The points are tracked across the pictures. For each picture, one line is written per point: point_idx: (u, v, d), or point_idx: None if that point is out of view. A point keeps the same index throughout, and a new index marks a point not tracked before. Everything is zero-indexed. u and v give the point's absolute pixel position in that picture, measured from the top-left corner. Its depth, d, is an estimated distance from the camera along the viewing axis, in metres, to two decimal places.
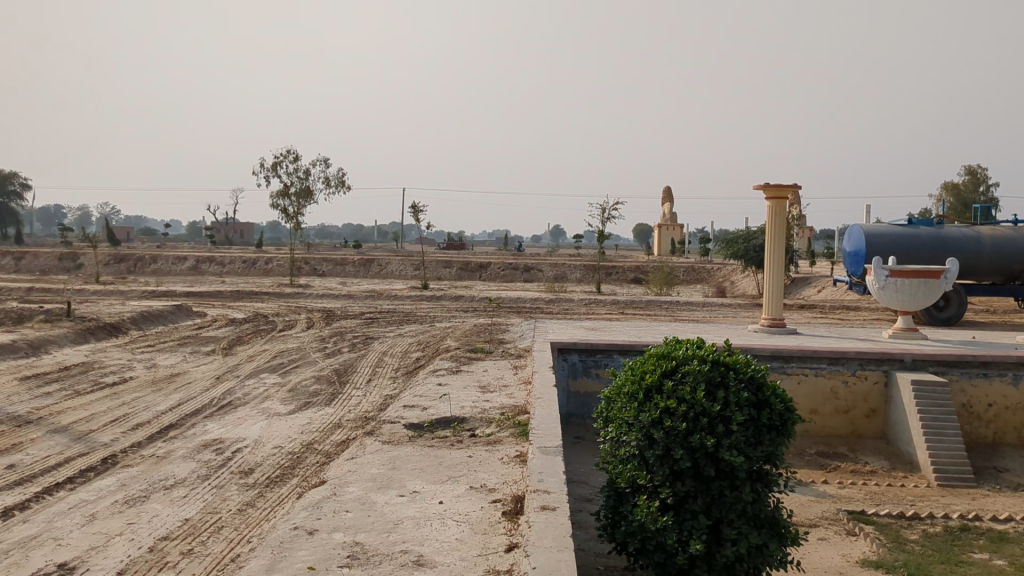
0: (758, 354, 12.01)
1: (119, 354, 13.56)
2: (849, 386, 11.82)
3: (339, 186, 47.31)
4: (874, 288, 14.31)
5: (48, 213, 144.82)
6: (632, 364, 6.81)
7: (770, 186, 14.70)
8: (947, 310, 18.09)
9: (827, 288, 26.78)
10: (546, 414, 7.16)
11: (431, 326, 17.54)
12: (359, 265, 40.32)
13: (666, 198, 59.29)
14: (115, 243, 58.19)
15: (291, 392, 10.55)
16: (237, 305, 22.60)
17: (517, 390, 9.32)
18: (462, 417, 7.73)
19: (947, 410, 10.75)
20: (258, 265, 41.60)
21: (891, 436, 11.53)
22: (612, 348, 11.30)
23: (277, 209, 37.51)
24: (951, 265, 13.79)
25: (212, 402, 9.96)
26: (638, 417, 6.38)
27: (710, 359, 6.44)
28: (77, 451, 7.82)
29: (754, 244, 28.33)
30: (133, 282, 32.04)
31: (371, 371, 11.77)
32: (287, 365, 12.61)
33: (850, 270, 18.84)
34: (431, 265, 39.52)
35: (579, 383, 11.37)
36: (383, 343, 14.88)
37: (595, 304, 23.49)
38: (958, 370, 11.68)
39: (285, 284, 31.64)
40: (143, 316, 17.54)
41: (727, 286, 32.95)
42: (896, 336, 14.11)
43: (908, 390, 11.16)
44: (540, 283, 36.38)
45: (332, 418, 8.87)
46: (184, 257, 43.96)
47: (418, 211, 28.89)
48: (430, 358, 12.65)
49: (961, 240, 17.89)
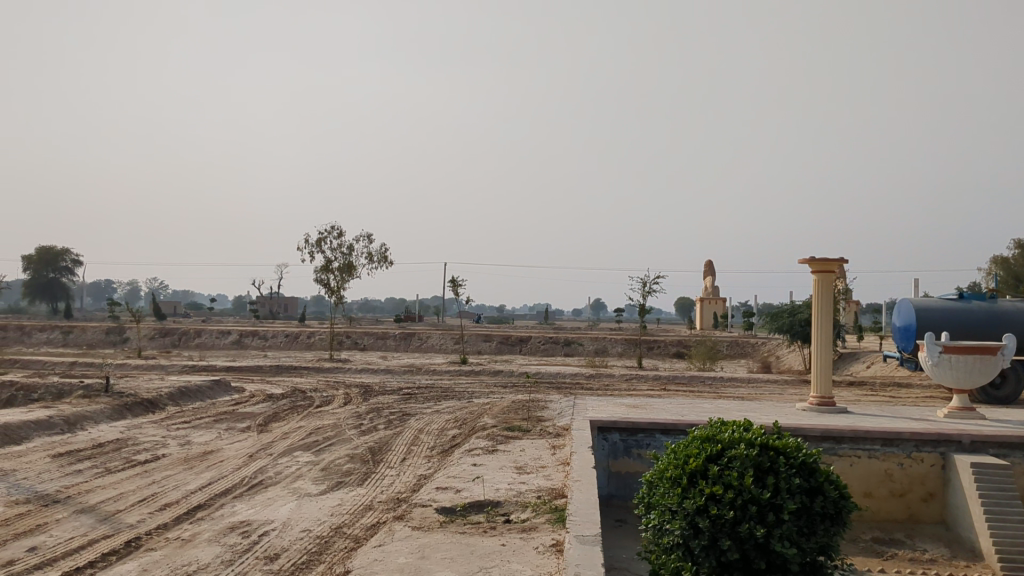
0: (806, 434, 11.54)
1: (153, 430, 13.42)
2: (905, 468, 11.27)
3: (381, 261, 47.68)
4: (927, 365, 13.78)
5: (98, 289, 148.04)
6: (675, 447, 6.46)
7: (816, 260, 14.37)
8: (1004, 387, 17.42)
9: (877, 363, 26.05)
10: (585, 498, 6.82)
11: (469, 403, 17.23)
12: (399, 340, 40.27)
13: (708, 272, 58.95)
14: (161, 317, 58.97)
15: (323, 471, 10.30)
16: (275, 380, 22.50)
17: (555, 471, 8.96)
18: (496, 501, 7.39)
19: (1010, 494, 10.17)
20: (299, 339, 41.73)
21: (950, 521, 10.92)
22: (654, 427, 10.89)
23: (320, 283, 37.77)
24: (1008, 341, 13.23)
25: (243, 481, 9.73)
26: (682, 503, 6.01)
27: (758, 443, 6.10)
28: (101, 533, 7.61)
29: (799, 318, 27.76)
30: (176, 357, 32.20)
31: (406, 450, 11.49)
32: (321, 443, 12.37)
33: (900, 345, 18.28)
34: (471, 339, 39.33)
35: (620, 463, 10.96)
36: (420, 419, 14.60)
37: (637, 379, 23.05)
38: (1020, 453, 11.09)
39: (324, 359, 31.59)
40: (181, 392, 17.46)
41: (772, 361, 32.28)
42: (952, 416, 13.52)
43: (968, 473, 10.60)
44: (580, 357, 35.97)
45: (363, 499, 8.57)
46: (227, 331, 44.27)
47: (459, 285, 28.88)
48: (466, 436, 12.32)
49: (1016, 315, 17.30)
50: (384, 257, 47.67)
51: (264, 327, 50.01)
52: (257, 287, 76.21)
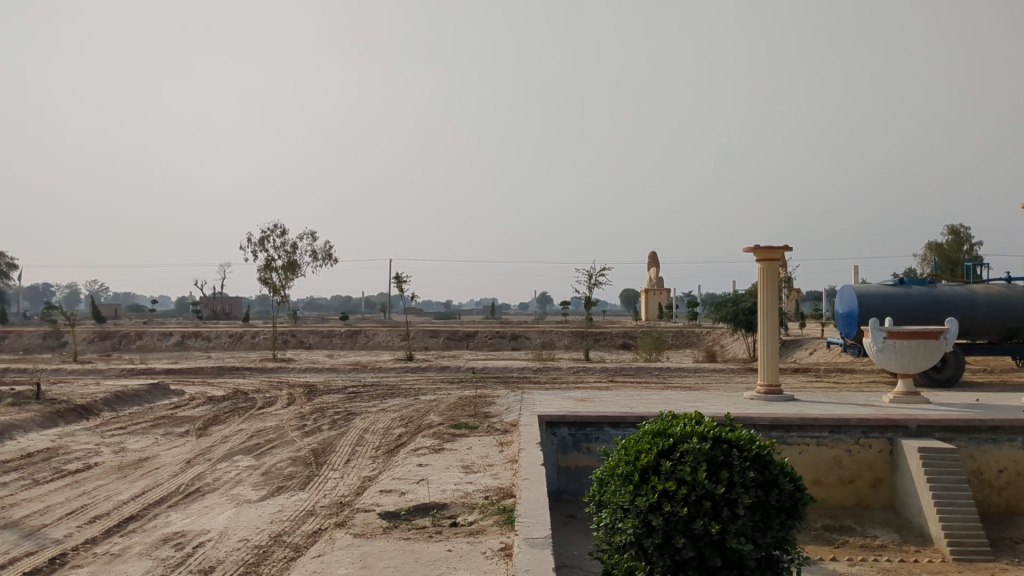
0: (756, 423, 11.45)
1: (87, 438, 12.86)
2: (853, 455, 11.25)
3: (326, 259, 47.12)
4: (872, 351, 13.83)
5: (35, 292, 144.85)
6: (626, 442, 6.26)
7: (760, 249, 14.37)
8: (944, 370, 17.65)
9: (820, 350, 26.24)
10: (533, 498, 6.59)
11: (415, 400, 16.93)
12: (346, 338, 39.76)
13: (652, 263, 59.35)
14: (100, 319, 57.50)
15: (264, 475, 9.92)
16: (217, 382, 21.93)
17: (502, 470, 8.71)
18: (442, 503, 7.12)
19: (958, 478, 10.17)
20: (243, 339, 40.92)
21: (898, 507, 10.94)
22: (603, 421, 10.71)
23: (263, 282, 37.09)
24: (951, 325, 13.28)
25: (179, 489, 9.33)
26: (634, 501, 5.82)
27: (711, 436, 5.94)
28: (25, 549, 7.18)
29: (742, 307, 27.91)
30: (116, 360, 31.33)
31: (350, 451, 11.14)
32: (262, 446, 11.95)
33: (843, 331, 18.40)
34: (418, 335, 38.95)
35: (569, 458, 10.74)
36: (365, 419, 14.27)
37: (585, 372, 22.91)
38: (966, 436, 11.16)
39: (267, 359, 30.94)
40: (116, 397, 16.85)
41: (717, 351, 32.46)
42: (897, 401, 13.59)
43: (915, 457, 10.61)
44: (528, 351, 35.84)
45: (304, 505, 8.26)
46: (169, 333, 43.21)
47: (404, 281, 28.54)
48: (412, 434, 12.01)
49: (955, 299, 17.50)
50: (328, 254, 47.16)
51: (207, 327, 49.03)
52: (200, 287, 74.78)
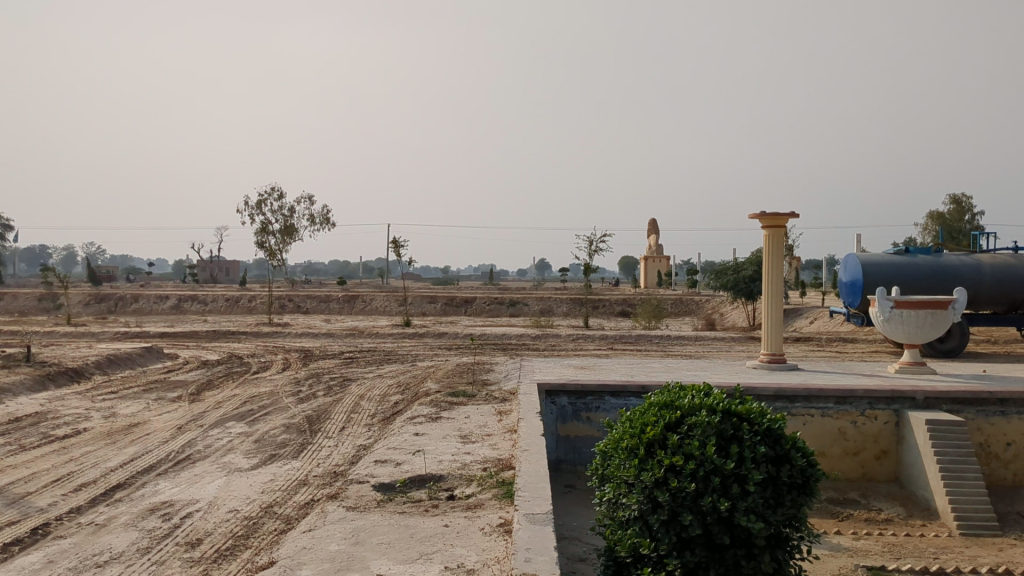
0: (760, 393, 11.21)
1: (77, 403, 12.63)
2: (858, 427, 11.02)
3: (323, 223, 46.83)
4: (878, 321, 13.57)
5: (32, 254, 144.62)
6: (631, 415, 6.01)
7: (767, 216, 14.05)
8: (948, 341, 17.43)
9: (821, 320, 25.99)
10: (534, 470, 6.33)
11: (412, 366, 16.71)
12: (343, 302, 39.52)
13: (652, 230, 59.01)
14: (97, 282, 57.20)
15: (257, 443, 9.67)
16: (211, 346, 21.67)
17: (501, 440, 8.47)
18: (439, 475, 6.88)
19: (965, 451, 9.94)
20: (240, 303, 40.68)
21: (904, 480, 10.73)
22: (604, 390, 10.44)
23: (260, 246, 36.77)
24: (959, 295, 13.01)
25: (169, 456, 9.09)
26: (639, 476, 5.59)
27: (720, 409, 5.69)
28: (7, 518, 6.93)
29: (743, 275, 27.61)
30: (111, 323, 31.14)
31: (345, 418, 10.89)
32: (256, 412, 11.72)
33: (847, 300, 18.13)
34: (416, 301, 38.71)
35: (569, 427, 10.51)
36: (361, 385, 14.05)
37: (584, 339, 22.66)
38: (973, 409, 10.93)
39: (265, 323, 30.69)
40: (109, 361, 16.61)
41: (716, 319, 32.25)
42: (903, 371, 13.37)
43: (922, 431, 10.37)
44: (526, 317, 35.61)
45: (297, 474, 8.02)
46: (166, 295, 42.97)
47: (400, 245, 28.19)
48: (409, 402, 11.78)
49: (961, 268, 17.21)
50: (326, 217, 46.87)
51: (203, 291, 48.74)
52: (198, 251, 74.31)
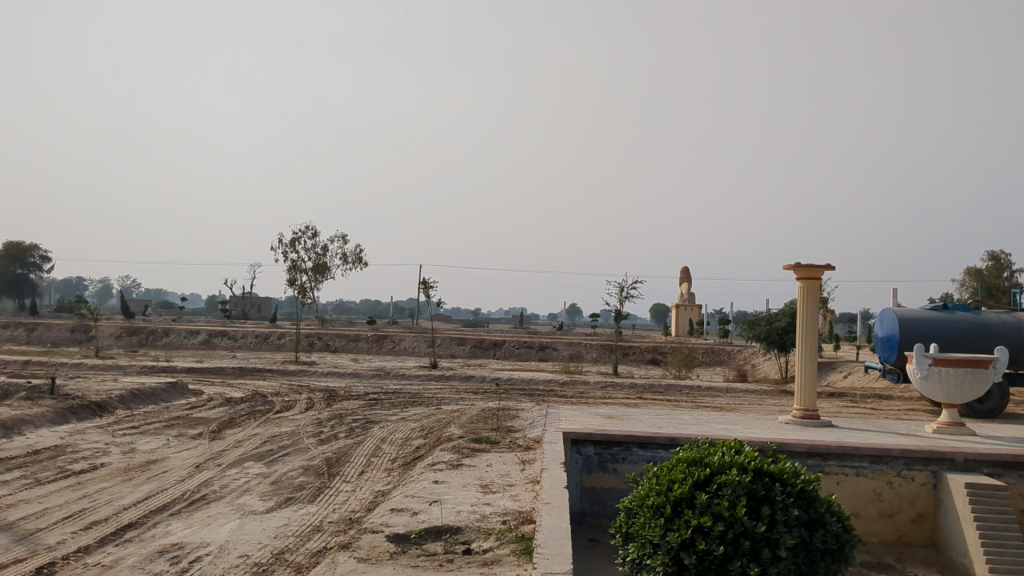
0: (792, 450, 10.85)
1: (97, 437, 12.52)
2: (894, 488, 10.60)
3: (356, 262, 47.06)
4: (915, 378, 13.16)
5: (68, 286, 146.65)
6: (658, 471, 5.74)
7: (802, 267, 13.77)
8: (988, 401, 16.93)
9: (855, 375, 25.46)
10: (555, 526, 6.08)
11: (436, 410, 16.47)
12: (372, 342, 39.49)
13: (683, 278, 58.70)
14: (130, 315, 57.65)
15: (273, 485, 9.47)
16: (237, 383, 21.59)
17: (523, 491, 8.21)
18: (455, 527, 6.64)
19: (1007, 517, 9.48)
20: (269, 340, 40.78)
21: (942, 545, 10.27)
22: (630, 441, 10.12)
23: (292, 283, 36.91)
24: (1000, 354, 12.60)
25: (183, 496, 8.91)
26: (665, 537, 5.30)
27: (751, 469, 5.42)
28: (13, 555, 6.77)
29: (775, 327, 27.18)
30: (142, 356, 31.21)
31: (365, 462, 10.67)
32: (276, 452, 11.54)
33: (883, 355, 17.71)
34: (444, 343, 38.57)
35: (594, 479, 10.19)
36: (384, 428, 13.85)
37: (612, 387, 22.32)
38: (1015, 473, 10.49)
39: (292, 361, 30.62)
40: (133, 395, 16.54)
41: (747, 370, 31.76)
42: (941, 431, 12.92)
43: (962, 494, 9.92)
44: (554, 363, 35.32)
45: (311, 519, 7.81)
46: (197, 331, 43.18)
47: (429, 287, 28.13)
48: (431, 447, 11.54)
49: (1001, 326, 16.75)
50: (358, 257, 47.09)
51: (234, 327, 48.99)
52: (230, 286, 74.88)
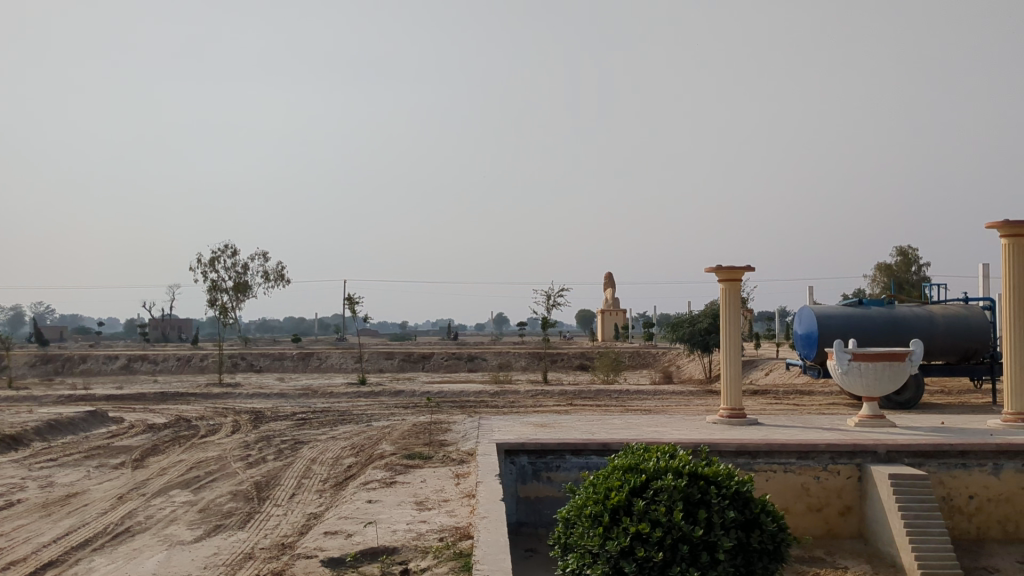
0: (722, 449, 10.98)
1: (12, 472, 12.02)
2: (821, 482, 10.81)
3: (278, 280, 46.31)
4: (836, 374, 13.47)
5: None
6: (594, 479, 5.73)
7: (723, 269, 14.00)
8: (904, 392, 17.42)
9: (778, 372, 25.99)
10: (493, 540, 6.02)
11: (367, 426, 16.26)
12: (298, 360, 38.90)
13: (607, 284, 59.25)
14: (44, 343, 55.68)
15: (201, 513, 9.21)
16: (160, 409, 20.99)
17: (459, 505, 8.13)
18: (392, 547, 6.53)
19: (929, 506, 9.75)
20: (192, 362, 39.83)
21: (869, 536, 10.50)
22: (564, 449, 10.12)
23: (213, 303, 36.13)
24: (916, 347, 12.98)
25: (106, 529, 8.59)
26: (604, 545, 5.29)
27: (687, 472, 5.45)
28: None
29: (699, 328, 27.59)
30: (58, 385, 30.16)
31: (296, 484, 10.46)
32: (202, 479, 11.23)
33: (803, 352, 18.11)
34: (372, 358, 38.19)
35: (529, 488, 10.15)
36: (313, 448, 13.61)
37: (543, 395, 22.36)
38: (935, 462, 10.79)
39: (216, 382, 29.95)
40: (49, 426, 15.95)
41: (674, 372, 32.18)
42: (862, 424, 13.25)
43: (885, 485, 10.16)
44: (483, 373, 35.26)
45: (242, 547, 7.60)
46: (115, 356, 41.93)
47: (355, 302, 27.83)
48: (363, 466, 11.37)
49: (914, 320, 17.27)
50: (281, 274, 46.37)
51: (155, 350, 47.71)
52: (149, 309, 72.98)
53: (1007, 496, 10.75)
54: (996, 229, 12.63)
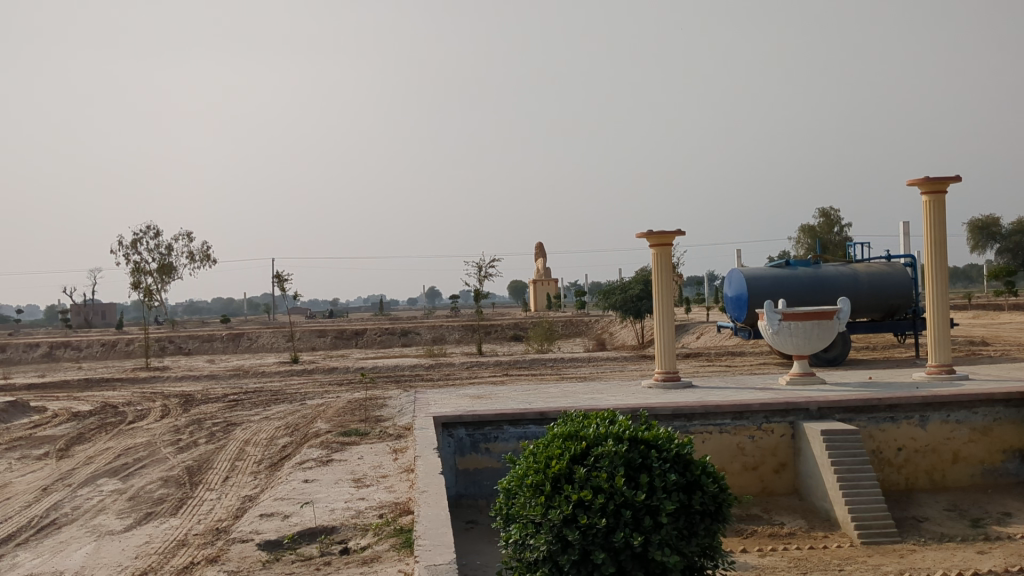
0: (658, 413, 11.04)
1: None
2: (756, 441, 10.96)
3: (204, 260, 45.29)
4: (767, 334, 13.65)
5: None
6: (534, 449, 5.66)
7: (654, 234, 14.06)
8: (832, 350, 17.79)
9: (709, 335, 26.35)
10: (434, 514, 5.93)
11: (300, 405, 15.99)
12: (228, 341, 38.16)
13: (538, 254, 59.36)
14: None
15: (131, 501, 8.91)
16: (85, 396, 20.37)
17: (398, 481, 8.01)
18: (331, 526, 6.39)
19: (861, 459, 9.94)
20: (117, 347, 38.79)
21: (803, 492, 10.70)
22: (502, 419, 10.04)
23: (136, 287, 35.16)
24: (843, 305, 13.23)
25: (30, 523, 8.25)
26: (546, 515, 5.23)
27: (627, 437, 5.42)
28: None
29: (631, 294, 27.78)
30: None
31: (229, 467, 10.21)
32: (131, 466, 10.89)
33: (733, 314, 18.35)
34: (303, 336, 37.64)
35: (467, 460, 10.07)
36: (246, 429, 13.33)
37: (478, 367, 22.29)
38: (865, 416, 11.01)
39: (143, 367, 29.17)
40: None
41: (607, 339, 32.42)
42: (793, 383, 13.48)
43: (818, 441, 10.33)
44: (417, 347, 35.06)
45: (175, 534, 7.37)
46: (36, 344, 40.58)
47: (283, 279, 27.33)
48: (298, 445, 11.16)
49: (839, 279, 17.61)
50: (206, 254, 45.40)
51: (77, 336, 46.32)
52: (71, 294, 70.95)
53: (933, 447, 11.03)
54: (917, 186, 12.90)
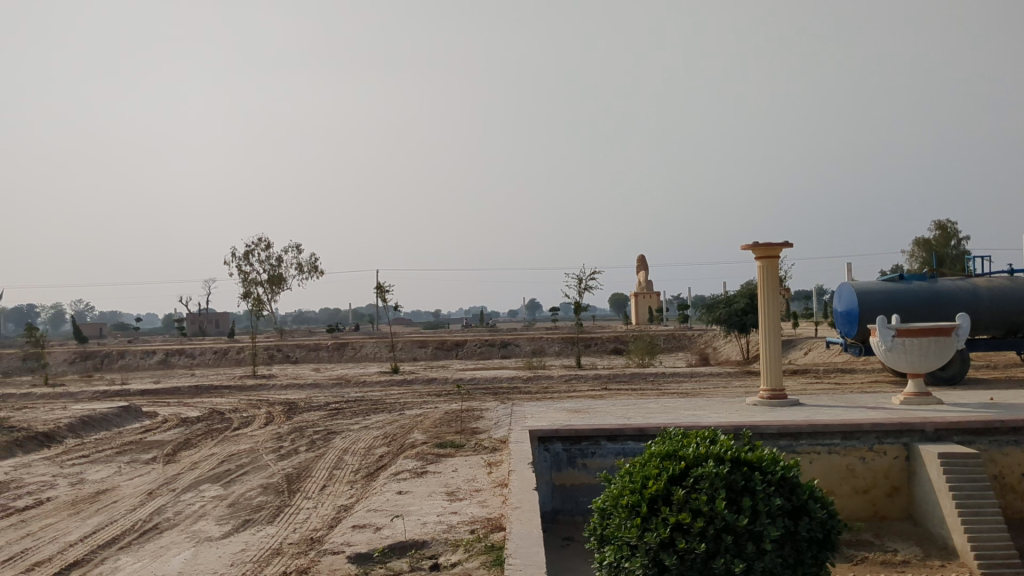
0: (763, 432, 10.61)
1: (44, 470, 11.95)
2: (867, 463, 10.43)
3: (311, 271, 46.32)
4: (880, 350, 13.02)
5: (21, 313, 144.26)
6: (630, 467, 5.43)
7: (759, 246, 13.59)
8: (950, 368, 16.91)
9: (817, 351, 25.45)
10: (525, 532, 5.76)
11: (399, 415, 16.05)
12: (332, 350, 38.87)
13: (640, 267, 58.74)
14: (85, 339, 56.30)
15: (230, 508, 9.03)
16: (194, 402, 20.95)
17: (491, 496, 7.87)
18: (421, 541, 6.29)
19: (982, 485, 9.31)
20: (228, 355, 39.97)
21: (919, 517, 10.10)
22: (599, 434, 9.81)
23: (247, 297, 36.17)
24: (962, 321, 12.51)
25: (134, 527, 8.44)
26: (642, 537, 5.00)
27: (729, 458, 5.13)
28: None
29: (735, 308, 27.08)
30: (96, 382, 30.30)
31: (326, 476, 10.26)
32: (233, 473, 11.06)
33: (844, 330, 17.64)
34: (405, 346, 38.03)
35: (563, 476, 9.86)
36: (345, 438, 13.43)
37: (577, 380, 22.03)
38: (986, 439, 10.36)
39: (251, 375, 29.89)
40: (81, 423, 15.88)
41: (710, 354, 31.70)
42: (908, 402, 12.81)
43: (934, 464, 9.75)
44: (517, 359, 35.01)
45: (270, 542, 7.40)
46: (152, 350, 42.19)
47: (385, 290, 27.63)
48: (394, 455, 11.15)
49: (958, 293, 16.73)
50: (314, 265, 46.44)
51: (190, 344, 47.99)
52: (187, 303, 73.73)
53: None
54: None
